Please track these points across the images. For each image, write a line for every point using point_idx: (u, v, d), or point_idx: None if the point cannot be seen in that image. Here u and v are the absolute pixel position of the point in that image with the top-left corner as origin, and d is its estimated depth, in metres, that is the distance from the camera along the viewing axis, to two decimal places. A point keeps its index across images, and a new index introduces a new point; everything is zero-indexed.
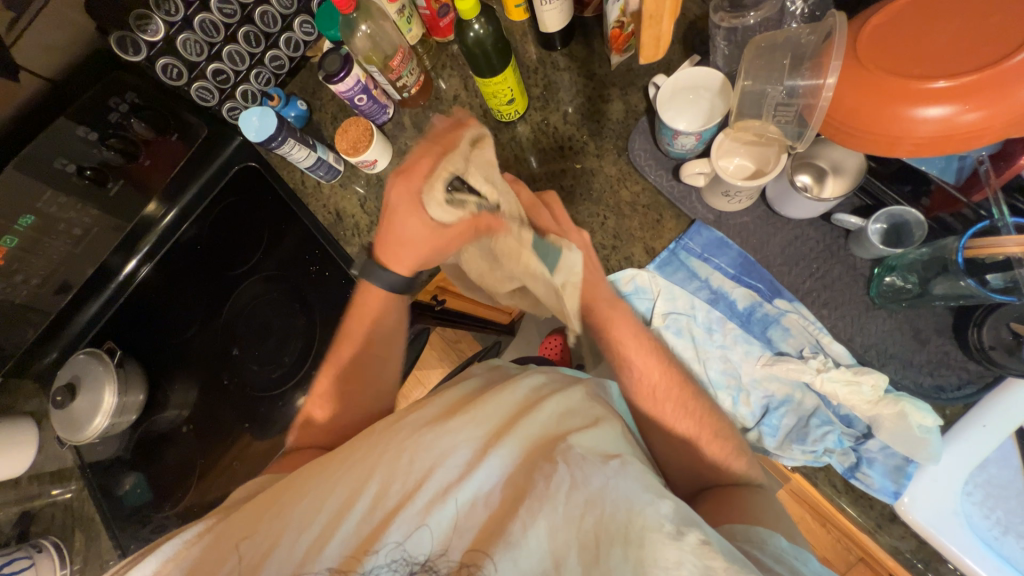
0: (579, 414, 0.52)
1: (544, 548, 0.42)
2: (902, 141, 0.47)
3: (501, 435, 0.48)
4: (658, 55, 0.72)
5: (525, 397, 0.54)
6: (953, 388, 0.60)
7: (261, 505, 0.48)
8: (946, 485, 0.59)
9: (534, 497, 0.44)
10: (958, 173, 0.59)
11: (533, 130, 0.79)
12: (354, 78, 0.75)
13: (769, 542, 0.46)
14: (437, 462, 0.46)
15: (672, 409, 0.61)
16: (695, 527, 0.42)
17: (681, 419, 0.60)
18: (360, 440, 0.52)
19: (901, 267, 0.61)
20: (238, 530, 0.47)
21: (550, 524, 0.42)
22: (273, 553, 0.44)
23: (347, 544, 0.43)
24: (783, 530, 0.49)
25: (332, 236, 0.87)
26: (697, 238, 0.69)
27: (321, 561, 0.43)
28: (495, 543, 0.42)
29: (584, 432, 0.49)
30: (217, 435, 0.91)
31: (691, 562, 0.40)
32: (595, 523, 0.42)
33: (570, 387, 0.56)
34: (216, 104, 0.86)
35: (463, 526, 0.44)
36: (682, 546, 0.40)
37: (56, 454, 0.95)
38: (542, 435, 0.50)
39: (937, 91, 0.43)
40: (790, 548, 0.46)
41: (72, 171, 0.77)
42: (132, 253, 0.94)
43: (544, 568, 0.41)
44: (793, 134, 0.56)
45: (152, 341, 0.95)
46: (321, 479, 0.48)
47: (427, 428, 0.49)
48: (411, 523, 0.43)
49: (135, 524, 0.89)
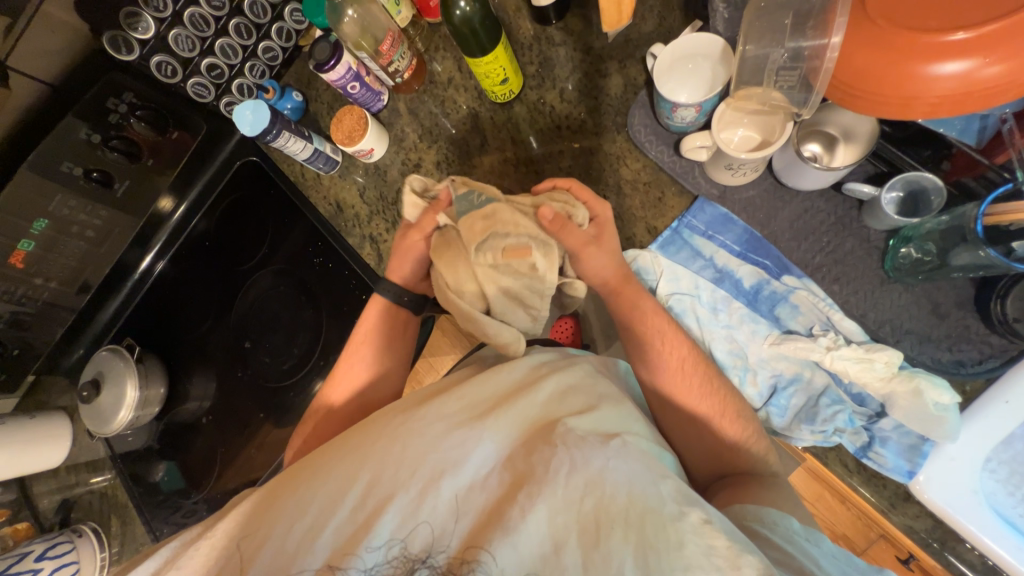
0: (581, 393, 0.52)
1: (543, 532, 0.42)
2: (914, 103, 0.43)
3: (497, 418, 0.49)
4: (623, 17, 0.68)
5: (522, 378, 0.54)
6: (973, 362, 0.57)
7: (264, 497, 0.49)
8: (965, 464, 0.55)
9: (534, 481, 0.43)
10: (979, 135, 0.55)
11: (529, 111, 0.77)
12: (345, 66, 0.74)
13: (780, 523, 0.46)
14: (431, 448, 0.47)
15: (699, 383, 0.59)
16: (696, 507, 0.42)
17: (680, 395, 0.59)
18: (360, 428, 0.53)
19: (917, 237, 0.58)
20: (241, 525, 0.48)
21: (549, 509, 0.42)
22: (272, 541, 0.45)
23: (343, 531, 0.44)
24: (786, 509, 0.49)
25: (334, 227, 0.89)
26: (701, 215, 0.67)
27: (316, 551, 0.44)
28: (493, 528, 0.42)
29: (584, 413, 0.49)
30: (236, 425, 0.94)
31: (694, 542, 0.40)
32: (595, 505, 0.42)
33: (571, 366, 0.56)
34: (213, 99, 0.86)
35: (462, 511, 0.44)
36: (684, 525, 0.40)
37: (89, 446, 1.01)
38: (540, 417, 0.50)
39: (952, 46, 0.40)
40: (802, 529, 0.46)
41: (79, 173, 0.78)
42: (146, 249, 0.97)
43: (543, 551, 0.41)
44: (798, 100, 0.53)
45: (169, 337, 0.99)
46: (319, 470, 0.49)
47: (423, 413, 0.50)
48: (407, 510, 0.44)
49: (166, 511, 0.93)
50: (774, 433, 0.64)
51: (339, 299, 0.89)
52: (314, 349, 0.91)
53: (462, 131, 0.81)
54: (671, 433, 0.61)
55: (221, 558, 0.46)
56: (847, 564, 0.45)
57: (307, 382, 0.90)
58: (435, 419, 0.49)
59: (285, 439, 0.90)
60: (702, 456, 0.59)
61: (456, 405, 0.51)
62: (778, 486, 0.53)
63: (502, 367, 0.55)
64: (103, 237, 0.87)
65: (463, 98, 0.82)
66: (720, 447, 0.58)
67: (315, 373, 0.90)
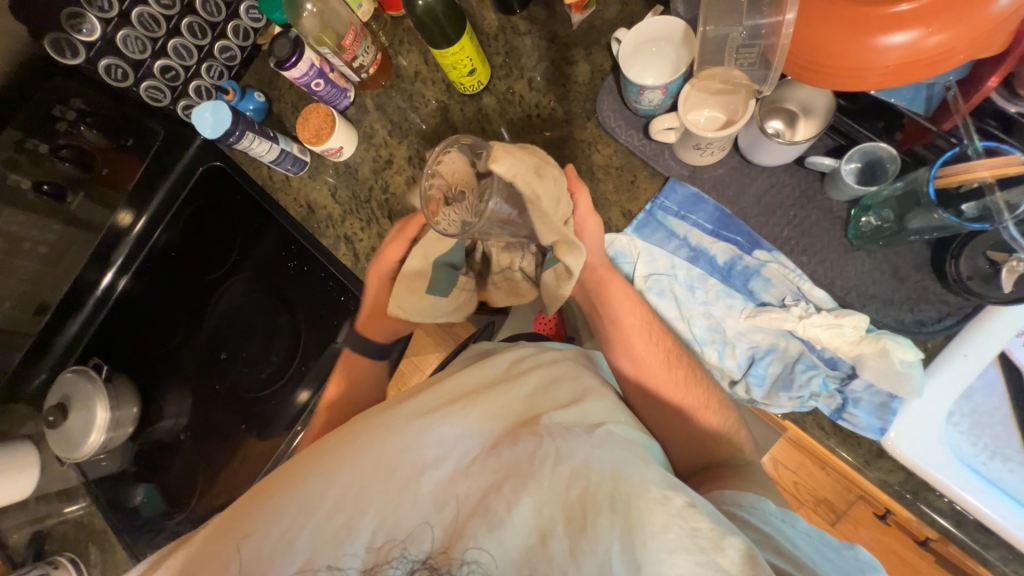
0: (565, 386, 0.53)
1: (528, 523, 0.42)
2: (867, 73, 0.45)
3: (483, 416, 0.49)
4: None
5: (505, 373, 0.55)
6: (933, 320, 0.60)
7: (239, 508, 0.48)
8: (933, 418, 0.58)
9: (520, 473, 0.44)
10: (927, 103, 0.57)
11: (498, 101, 0.77)
12: (307, 63, 0.72)
13: (758, 506, 0.49)
14: (416, 446, 0.47)
15: (685, 373, 0.61)
16: (679, 492, 0.43)
17: (668, 383, 0.60)
18: (341, 430, 0.52)
19: (876, 205, 0.60)
20: (217, 533, 0.47)
21: (535, 500, 0.43)
22: (248, 545, 0.44)
23: (321, 533, 0.43)
24: (762, 492, 0.52)
25: (307, 229, 0.86)
26: (673, 196, 0.68)
27: (293, 553, 0.43)
28: (478, 521, 0.42)
29: (570, 406, 0.51)
30: (217, 440, 0.91)
31: (677, 525, 0.41)
32: (580, 493, 0.43)
33: (555, 362, 0.56)
34: (168, 103, 0.82)
35: (447, 506, 0.44)
36: (669, 508, 0.41)
37: (59, 474, 0.95)
38: (525, 412, 0.50)
39: (898, 16, 0.42)
40: (779, 512, 0.49)
41: (28, 186, 0.78)
42: (106, 266, 0.93)
43: (530, 542, 0.42)
44: (758, 78, 0.53)
45: (139, 354, 0.95)
46: (297, 473, 0.48)
47: (406, 413, 0.50)
48: (389, 508, 0.44)
49: (149, 534, 0.90)
50: (754, 403, 0.65)
51: (315, 303, 0.87)
52: (293, 355, 0.88)
53: (432, 125, 0.81)
54: (654, 428, 0.61)
55: (195, 559, 0.46)
56: (818, 540, 0.48)
57: (289, 391, 0.88)
58: (420, 416, 0.49)
59: (269, 450, 0.87)
60: (681, 445, 0.60)
61: (437, 400, 0.51)
62: (752, 473, 0.56)
63: (486, 362, 0.56)
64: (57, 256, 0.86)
65: (431, 91, 0.81)
66: (701, 437, 0.60)
67: (296, 380, 0.88)
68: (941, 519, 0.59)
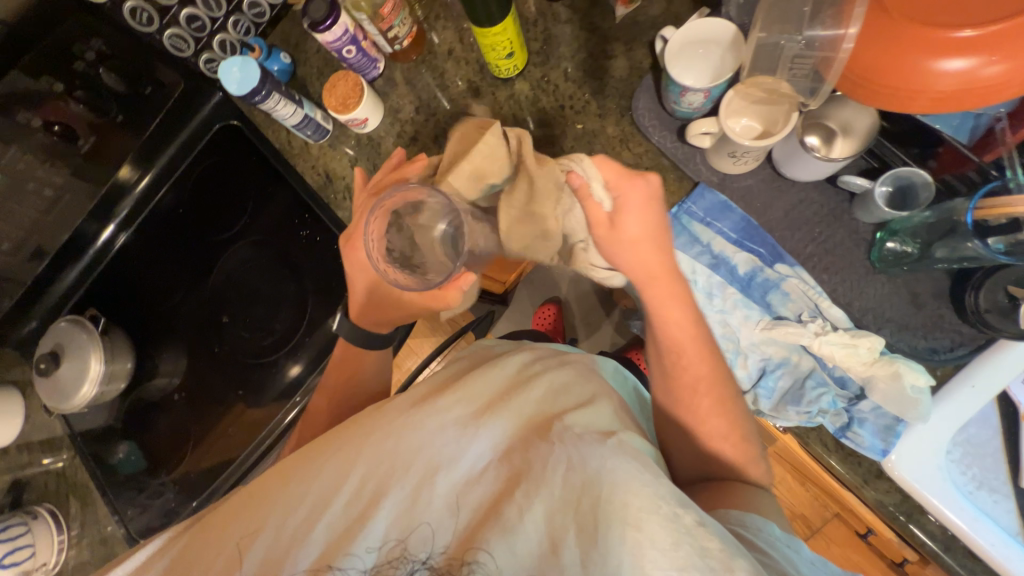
0: (576, 391, 0.52)
1: (539, 530, 0.41)
2: (919, 95, 0.45)
3: (493, 415, 0.48)
4: None
5: (517, 372, 0.53)
6: (946, 349, 0.61)
7: (249, 492, 0.49)
8: (932, 443, 0.60)
9: (530, 479, 0.43)
10: (972, 132, 0.58)
11: (531, 88, 0.75)
12: (342, 27, 0.70)
13: (763, 529, 0.47)
14: (426, 444, 0.46)
15: (708, 404, 0.57)
16: (689, 509, 0.42)
17: (694, 410, 0.57)
18: (351, 421, 0.51)
19: (903, 231, 0.61)
20: (229, 513, 0.48)
21: (546, 507, 0.42)
22: (263, 534, 0.45)
23: (336, 526, 0.44)
24: (769, 516, 0.50)
25: (322, 198, 0.84)
26: (700, 202, 0.68)
27: (308, 545, 0.44)
28: (489, 526, 0.42)
29: (580, 410, 0.49)
30: (208, 403, 0.89)
31: (687, 543, 0.39)
32: (592, 505, 0.41)
33: (564, 366, 0.55)
34: (191, 54, 0.79)
35: (459, 506, 0.44)
36: (678, 525, 0.40)
37: (43, 423, 0.93)
38: (536, 414, 0.49)
39: (959, 41, 0.41)
40: (783, 537, 0.48)
41: (38, 125, 0.75)
42: (109, 219, 0.91)
43: (541, 549, 0.41)
44: (805, 90, 0.54)
45: (137, 310, 0.93)
46: (309, 465, 0.48)
47: (416, 409, 0.49)
48: (404, 505, 0.44)
49: (130, 492, 0.88)
50: (760, 414, 0.65)
51: (325, 275, 0.86)
52: (298, 325, 0.88)
53: (461, 105, 0.79)
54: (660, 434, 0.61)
55: (210, 542, 0.46)
56: (823, 569, 0.47)
57: (285, 361, 0.87)
58: (431, 413, 0.48)
59: (262, 418, 0.86)
60: (686, 458, 0.58)
61: (454, 399, 0.49)
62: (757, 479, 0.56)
63: (497, 362, 0.54)
64: (51, 206, 0.83)
65: (463, 71, 0.79)
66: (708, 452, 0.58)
67: (297, 351, 0.87)
68: (931, 542, 0.60)
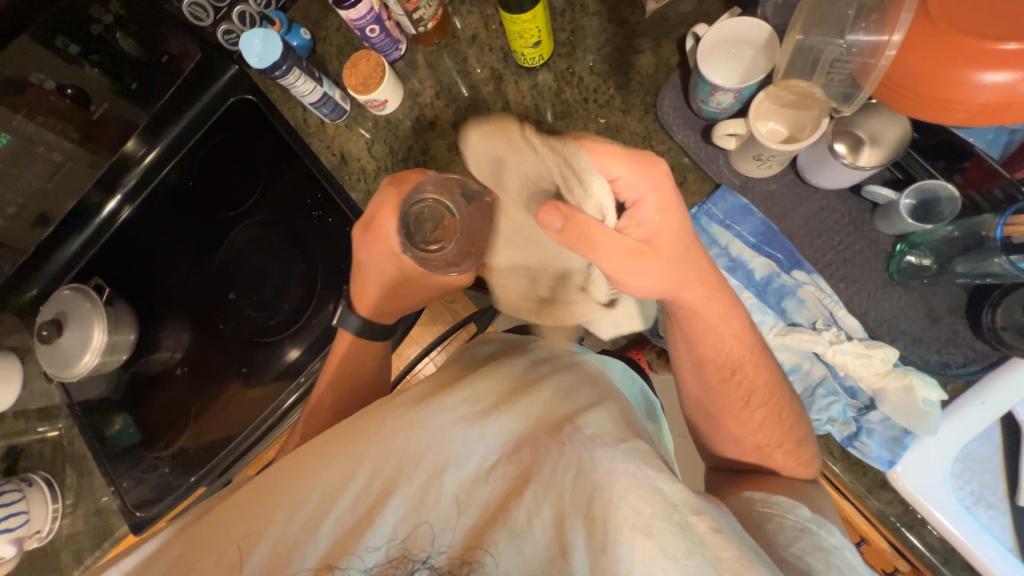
0: (584, 393, 0.51)
1: (548, 535, 0.40)
2: (954, 107, 0.44)
3: (501, 415, 0.47)
4: None
5: (524, 374, 0.53)
6: (958, 365, 0.61)
7: (261, 483, 0.49)
8: (938, 456, 0.60)
9: (539, 480, 0.42)
10: (1004, 149, 0.62)
11: (556, 79, 0.74)
12: (366, 5, 0.69)
13: (791, 514, 0.47)
14: (434, 442, 0.45)
15: (761, 416, 0.56)
16: (703, 516, 0.42)
17: (743, 423, 0.57)
18: (360, 417, 0.51)
19: (924, 245, 0.61)
20: (242, 504, 0.48)
21: (555, 510, 0.41)
22: (272, 529, 0.44)
23: (344, 523, 0.43)
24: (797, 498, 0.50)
25: (336, 178, 0.82)
26: (721, 204, 0.67)
27: (315, 542, 0.43)
28: (497, 528, 0.41)
29: (589, 412, 0.48)
30: (210, 379, 0.89)
31: (699, 552, 0.39)
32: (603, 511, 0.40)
33: (572, 368, 0.55)
34: (209, 23, 0.80)
35: (465, 505, 0.43)
36: (688, 534, 0.40)
37: (42, 391, 0.92)
38: (544, 416, 0.48)
39: (1003, 55, 0.41)
40: (814, 518, 0.47)
41: (51, 88, 0.73)
42: (113, 192, 0.89)
43: (550, 554, 0.39)
44: (840, 96, 0.53)
45: (142, 282, 0.92)
46: (319, 460, 0.48)
47: (423, 406, 0.48)
48: (412, 503, 0.43)
49: (126, 465, 0.87)
50: None
51: (334, 257, 0.85)
52: (304, 307, 0.87)
53: (483, 92, 0.78)
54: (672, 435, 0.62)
55: (220, 529, 0.46)
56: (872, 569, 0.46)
57: (287, 343, 0.87)
58: (438, 411, 0.47)
59: (263, 397, 0.86)
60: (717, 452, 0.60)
61: (462, 399, 0.48)
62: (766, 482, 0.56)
63: (505, 363, 0.54)
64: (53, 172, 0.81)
65: (486, 58, 0.78)
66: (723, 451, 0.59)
67: (302, 332, 0.87)
68: (930, 554, 0.61)
